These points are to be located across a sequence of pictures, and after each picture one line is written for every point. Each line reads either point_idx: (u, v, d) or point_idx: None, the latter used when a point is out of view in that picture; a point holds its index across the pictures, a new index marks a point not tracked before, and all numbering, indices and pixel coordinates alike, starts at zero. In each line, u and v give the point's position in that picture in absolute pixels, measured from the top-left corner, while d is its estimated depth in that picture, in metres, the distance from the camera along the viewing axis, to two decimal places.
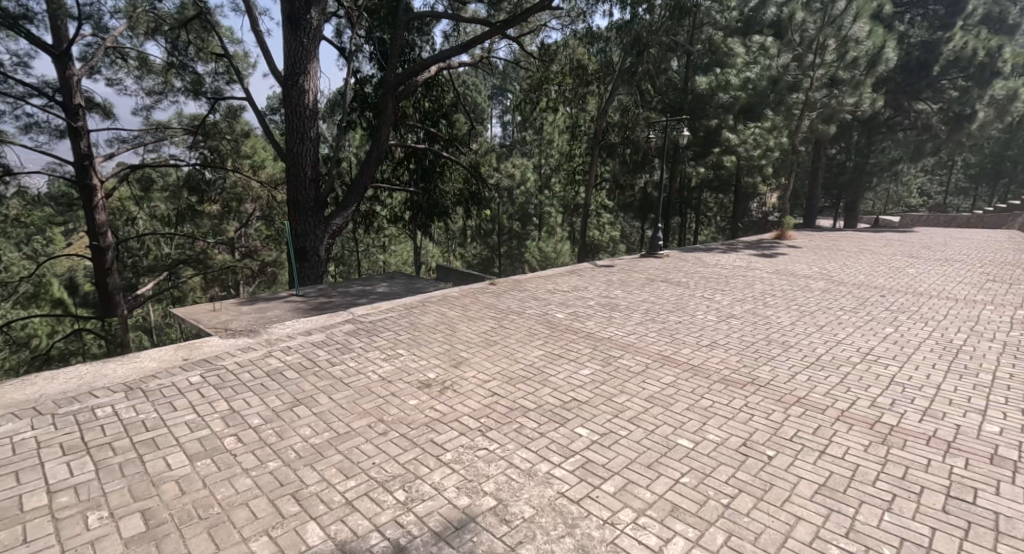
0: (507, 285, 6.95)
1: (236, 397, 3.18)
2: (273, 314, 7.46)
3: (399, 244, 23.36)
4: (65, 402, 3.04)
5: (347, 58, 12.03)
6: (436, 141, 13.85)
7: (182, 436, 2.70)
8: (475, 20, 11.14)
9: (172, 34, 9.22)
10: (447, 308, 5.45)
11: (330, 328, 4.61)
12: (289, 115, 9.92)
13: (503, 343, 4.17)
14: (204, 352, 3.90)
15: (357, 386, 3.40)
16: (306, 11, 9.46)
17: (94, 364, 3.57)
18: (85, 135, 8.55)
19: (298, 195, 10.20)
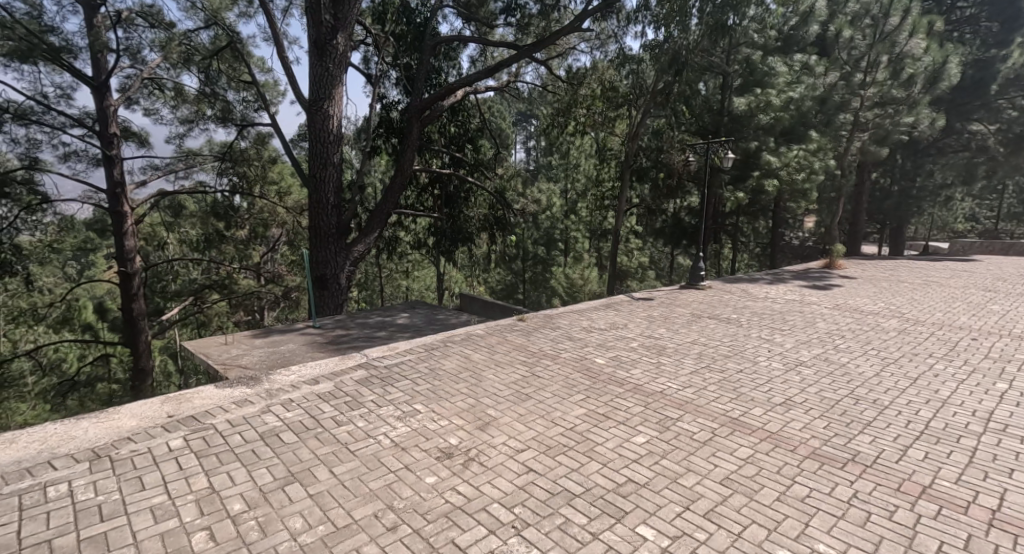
0: (535, 320, 6.37)
1: (220, 470, 2.73)
2: (285, 350, 6.99)
3: (422, 269, 23.03)
4: (15, 477, 2.69)
5: (373, 84, 11.90)
6: (461, 166, 13.68)
7: (139, 531, 2.33)
8: (502, 43, 10.76)
9: (205, 64, 8.94)
10: (471, 351, 4.88)
11: (340, 377, 4.08)
12: (313, 141, 9.65)
13: (536, 399, 3.59)
14: (193, 408, 3.42)
15: (363, 457, 2.86)
16: (332, 37, 9.24)
17: (66, 422, 3.19)
18: (118, 163, 8.39)
19: (320, 220, 9.85)
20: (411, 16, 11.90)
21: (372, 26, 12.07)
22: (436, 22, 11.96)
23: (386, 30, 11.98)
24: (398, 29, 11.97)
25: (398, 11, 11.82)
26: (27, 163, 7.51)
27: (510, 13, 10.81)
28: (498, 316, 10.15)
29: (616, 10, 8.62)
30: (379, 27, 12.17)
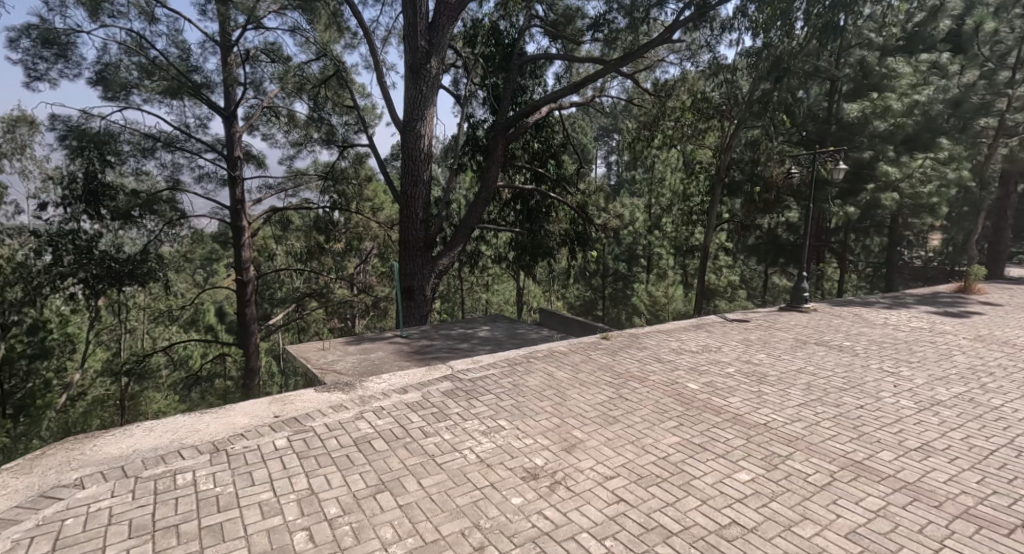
0: (622, 340, 6.20)
1: (317, 472, 2.90)
2: (376, 358, 7.26)
3: (502, 283, 23.29)
4: (151, 463, 3.03)
5: (461, 105, 12.33)
6: (543, 181, 13.79)
7: (249, 525, 2.49)
8: (590, 59, 10.71)
9: (315, 92, 9.78)
10: (556, 368, 4.80)
11: (427, 387, 4.15)
12: (406, 160, 10.07)
13: (625, 424, 3.51)
14: (297, 409, 3.68)
15: (449, 470, 2.92)
16: (426, 61, 9.66)
17: (192, 416, 3.59)
18: (240, 184, 9.30)
19: (408, 235, 10.21)
20: (499, 38, 12.13)
21: (461, 49, 12.56)
22: (524, 42, 12.21)
23: (476, 52, 12.32)
24: (487, 51, 12.16)
25: (488, 33, 12.06)
26: (172, 183, 8.54)
27: (598, 28, 10.71)
28: (576, 332, 10.06)
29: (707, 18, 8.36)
30: (469, 49, 12.61)
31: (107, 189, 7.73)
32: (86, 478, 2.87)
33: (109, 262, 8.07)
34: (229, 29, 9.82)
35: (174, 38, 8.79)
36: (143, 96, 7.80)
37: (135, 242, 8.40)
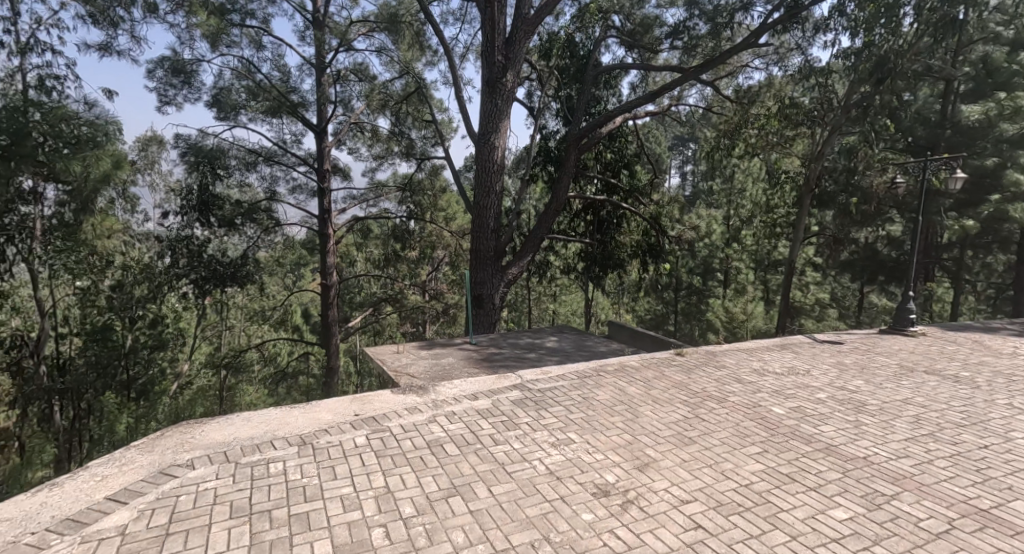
0: (697, 357, 6.09)
1: (394, 471, 3.29)
2: (448, 363, 7.34)
3: (571, 294, 23.16)
4: (250, 450, 3.65)
5: (535, 116, 12.37)
6: (615, 191, 13.54)
7: (332, 516, 2.87)
8: (667, 67, 10.42)
9: (398, 108, 11.18)
10: (627, 383, 4.84)
11: (496, 395, 4.53)
12: (479, 171, 10.22)
13: (702, 445, 3.56)
14: (374, 409, 4.27)
15: (519, 480, 3.16)
16: (502, 75, 9.86)
17: (283, 411, 4.26)
18: (327, 195, 10.90)
19: (479, 244, 10.26)
20: (574, 50, 12.09)
21: (536, 63, 12.71)
22: (599, 53, 12.14)
23: (551, 64, 12.37)
24: (562, 63, 12.21)
25: (563, 45, 12.01)
26: (269, 195, 10.79)
27: (678, 36, 10.50)
28: (648, 346, 9.71)
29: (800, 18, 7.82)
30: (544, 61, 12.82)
31: (215, 200, 9.91)
32: (196, 460, 3.53)
33: (214, 265, 10.30)
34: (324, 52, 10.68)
35: (280, 63, 10.67)
36: (248, 115, 9.91)
37: (237, 247, 10.67)
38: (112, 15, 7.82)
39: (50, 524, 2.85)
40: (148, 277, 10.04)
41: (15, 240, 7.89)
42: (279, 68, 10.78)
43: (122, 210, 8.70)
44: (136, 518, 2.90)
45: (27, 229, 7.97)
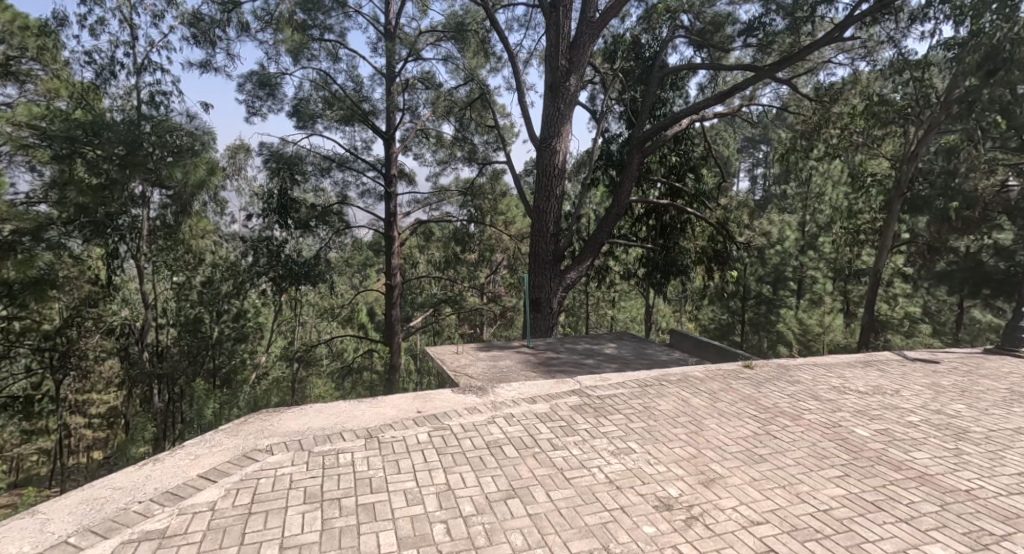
0: (767, 371, 6.20)
1: (455, 470, 3.81)
2: (504, 366, 7.23)
3: (631, 300, 22.81)
4: (322, 440, 4.35)
5: (597, 119, 12.21)
6: (680, 196, 13.19)
7: (395, 509, 3.36)
8: (738, 66, 9.98)
9: (461, 114, 11.86)
10: (693, 396, 5.12)
11: (555, 400, 5.10)
12: (540, 175, 10.23)
13: (772, 464, 3.80)
14: (434, 408, 4.95)
15: (577, 486, 3.57)
16: (566, 79, 9.92)
17: (349, 406, 4.99)
18: (394, 199, 11.29)
19: (538, 248, 10.18)
20: (640, 52, 11.86)
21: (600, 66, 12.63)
22: (666, 54, 11.77)
23: (615, 68, 12.19)
24: (627, 66, 12.01)
25: (628, 48, 11.91)
26: (342, 198, 11.43)
27: (752, 33, 9.92)
28: (711, 359, 9.20)
29: (889, 11, 7.30)
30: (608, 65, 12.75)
31: (293, 204, 10.54)
32: (274, 446, 4.25)
33: (291, 264, 11.02)
34: (393, 62, 11.10)
35: (353, 75, 11.27)
36: (324, 123, 10.71)
37: (311, 247, 11.33)
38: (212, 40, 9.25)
39: (154, 495, 3.55)
40: (233, 274, 12.22)
41: (125, 236, 9.39)
42: (354, 78, 11.32)
43: (212, 212, 10.05)
44: (224, 496, 3.54)
45: (138, 228, 9.75)
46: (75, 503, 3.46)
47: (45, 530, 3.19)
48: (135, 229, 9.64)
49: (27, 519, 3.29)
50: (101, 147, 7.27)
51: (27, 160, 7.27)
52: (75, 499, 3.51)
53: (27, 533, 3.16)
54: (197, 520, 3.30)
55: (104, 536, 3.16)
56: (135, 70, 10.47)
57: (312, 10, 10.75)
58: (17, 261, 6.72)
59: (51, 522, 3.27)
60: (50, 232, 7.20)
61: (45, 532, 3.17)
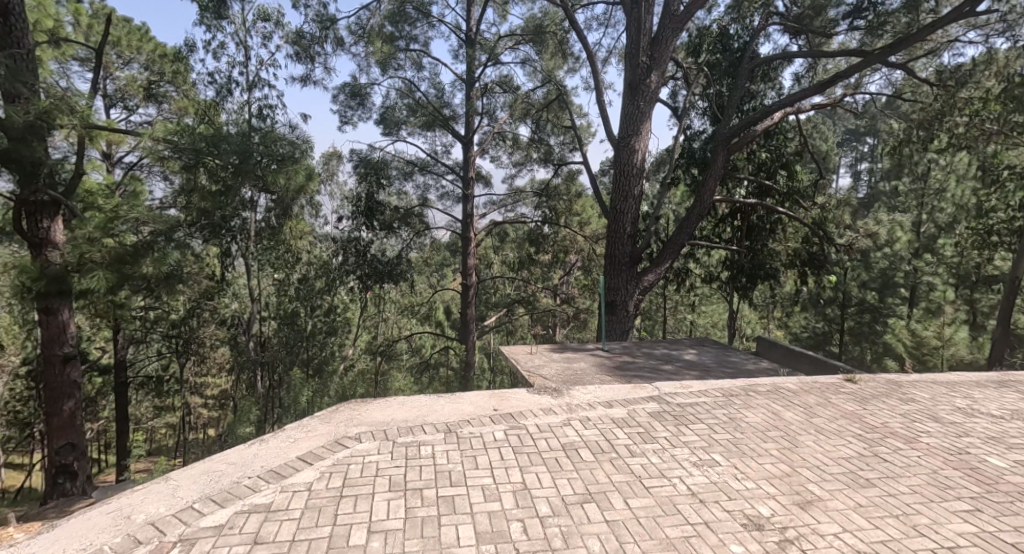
0: (879, 385, 6.24)
1: (532, 469, 4.23)
2: (578, 369, 7.18)
3: (711, 305, 21.98)
4: (404, 430, 5.04)
5: (679, 116, 11.76)
6: (770, 195, 12.32)
7: (473, 504, 3.76)
8: (842, 51, 9.15)
9: (538, 116, 11.79)
10: (784, 408, 5.39)
11: (632, 406, 5.59)
12: (617, 175, 9.92)
13: (882, 490, 3.84)
14: (508, 406, 5.62)
15: (656, 496, 3.81)
16: (646, 75, 9.61)
17: (429, 402, 5.71)
18: (471, 201, 11.28)
19: (615, 249, 9.85)
20: (727, 44, 11.24)
21: (684, 60, 12.08)
22: (757, 44, 11.06)
23: (700, 61, 11.68)
24: (713, 59, 11.45)
25: (715, 39, 11.38)
26: (422, 201, 11.65)
27: (860, 14, 9.11)
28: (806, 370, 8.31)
29: None
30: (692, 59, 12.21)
31: (379, 206, 10.99)
32: (362, 434, 4.99)
33: (375, 263, 11.42)
34: (474, 68, 11.18)
35: (435, 81, 11.41)
36: (409, 130, 10.96)
37: (394, 247, 11.59)
38: (311, 51, 10.52)
39: (261, 472, 4.30)
40: (325, 272, 12.78)
41: (236, 236, 10.11)
42: (436, 86, 11.48)
43: (309, 216, 10.94)
44: (318, 478, 4.18)
45: (247, 230, 10.57)
46: (198, 474, 4.30)
47: (176, 495, 3.98)
48: (245, 230, 10.45)
49: (165, 484, 4.16)
50: (219, 157, 7.49)
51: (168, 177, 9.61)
52: (200, 470, 4.37)
53: (164, 495, 3.99)
54: (296, 499, 3.90)
55: (221, 505, 3.85)
56: (247, 87, 11.20)
57: (399, 21, 10.99)
58: (150, 259, 7.24)
59: (179, 489, 4.07)
60: (178, 232, 7.94)
61: (176, 497, 3.96)
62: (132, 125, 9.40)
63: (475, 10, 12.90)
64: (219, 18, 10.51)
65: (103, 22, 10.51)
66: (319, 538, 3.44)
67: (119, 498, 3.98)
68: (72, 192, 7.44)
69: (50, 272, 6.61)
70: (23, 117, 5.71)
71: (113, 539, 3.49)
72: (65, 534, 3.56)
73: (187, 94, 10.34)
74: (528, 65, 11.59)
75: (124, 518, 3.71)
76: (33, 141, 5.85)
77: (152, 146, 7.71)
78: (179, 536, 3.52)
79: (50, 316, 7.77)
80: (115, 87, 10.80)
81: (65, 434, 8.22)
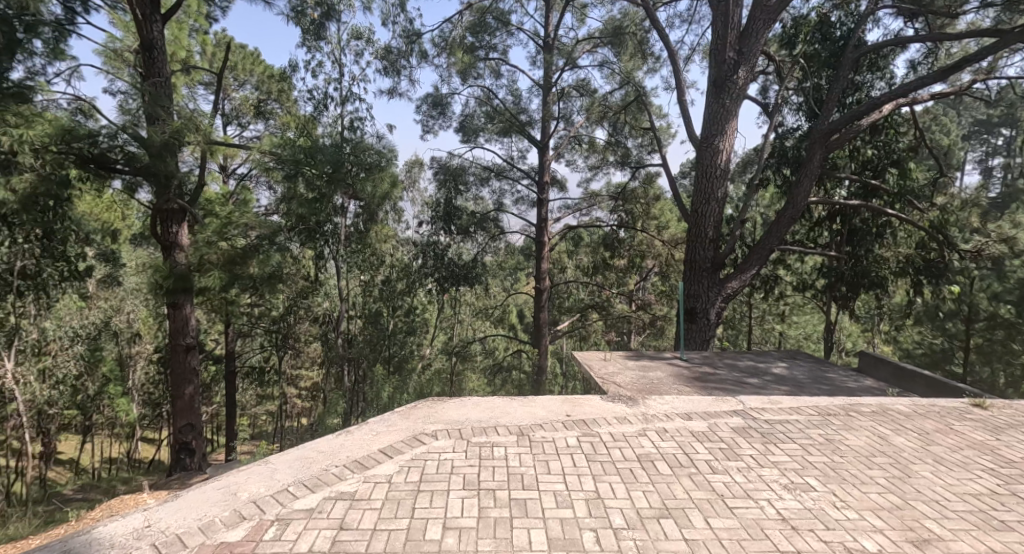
0: (1009, 415, 5.84)
1: (604, 479, 4.33)
2: (656, 377, 7.03)
3: (803, 315, 20.58)
4: (478, 431, 5.20)
5: (770, 114, 10.94)
6: (877, 195, 11.16)
7: (545, 509, 3.92)
8: (969, 33, 8.08)
9: (615, 118, 11.30)
10: (893, 433, 5.35)
11: (714, 420, 5.55)
12: (698, 178, 9.26)
13: (1016, 536, 3.68)
14: (581, 412, 5.70)
15: (741, 518, 3.85)
16: (734, 71, 8.90)
17: (506, 405, 5.85)
18: (545, 206, 10.99)
19: (695, 255, 9.22)
20: (829, 33, 10.19)
21: (777, 54, 11.22)
22: (864, 32, 10.04)
23: (796, 52, 10.66)
24: (810, 50, 10.40)
25: (815, 27, 10.29)
26: (497, 206, 11.42)
27: None
28: (921, 392, 7.26)
29: None
30: (785, 52, 11.30)
31: (457, 211, 11.01)
32: (438, 431, 5.18)
33: (452, 267, 11.50)
34: (551, 73, 10.88)
35: (512, 87, 11.26)
36: (486, 137, 10.88)
37: (470, 251, 11.56)
38: (398, 65, 10.69)
39: (345, 461, 4.58)
40: (406, 275, 13.03)
41: (328, 240, 10.49)
42: (514, 92, 11.30)
43: (393, 221, 11.15)
44: (397, 471, 4.42)
45: (337, 234, 10.93)
46: (293, 459, 4.64)
47: (274, 477, 4.32)
48: (336, 234, 10.87)
49: (264, 466, 4.53)
50: (316, 167, 7.75)
51: (266, 181, 10.09)
52: (293, 455, 4.71)
53: (263, 476, 4.36)
54: (377, 489, 4.16)
55: (312, 490, 4.16)
56: (341, 102, 11.58)
57: (479, 31, 10.86)
58: (257, 259, 7.52)
59: (276, 471, 4.43)
60: (280, 237, 8.10)
61: (274, 479, 4.31)
62: (244, 140, 10.02)
63: (553, 15, 12.62)
64: (318, 38, 10.84)
65: (224, 49, 11.36)
66: (398, 530, 3.69)
67: (226, 476, 4.36)
68: (198, 200, 7.98)
69: (178, 271, 7.05)
70: (160, 137, 6.58)
71: (224, 512, 3.88)
72: (185, 504, 3.98)
73: (291, 110, 10.92)
74: (606, 68, 11.19)
75: (231, 494, 4.09)
76: (167, 157, 6.63)
77: (259, 159, 8.00)
78: (276, 516, 3.87)
79: (177, 309, 8.37)
80: (233, 108, 11.50)
81: (187, 415, 8.63)
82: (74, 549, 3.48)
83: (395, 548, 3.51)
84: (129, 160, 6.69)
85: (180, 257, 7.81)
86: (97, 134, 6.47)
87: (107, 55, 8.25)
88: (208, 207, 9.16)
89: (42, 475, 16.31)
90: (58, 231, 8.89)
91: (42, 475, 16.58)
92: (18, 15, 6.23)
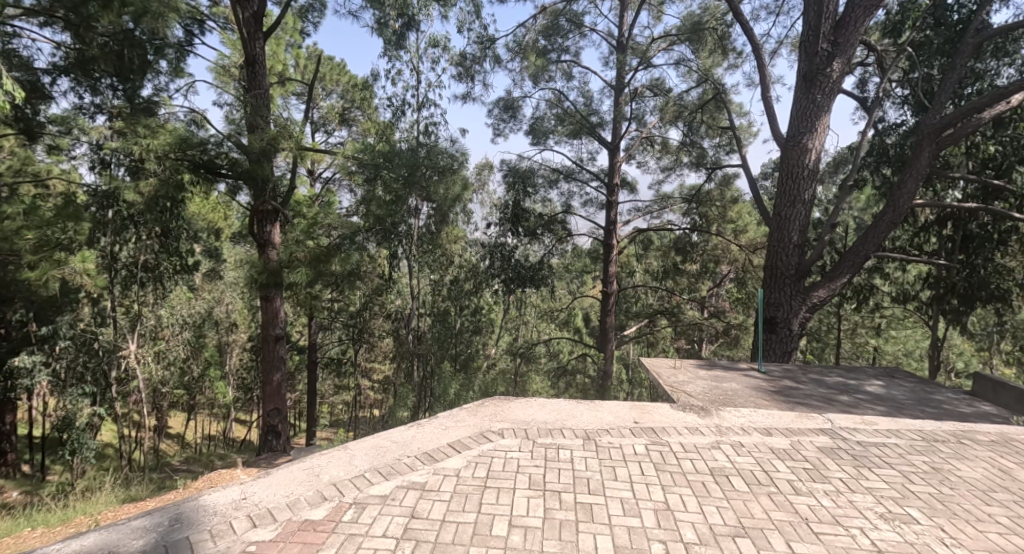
0: None
1: (676, 490, 3.94)
2: (729, 388, 6.48)
3: (902, 329, 18.71)
4: (544, 433, 4.91)
5: (868, 108, 9.95)
6: (998, 197, 9.88)
7: (612, 516, 3.60)
8: None
9: (691, 118, 10.66)
10: (1017, 467, 4.57)
11: (797, 437, 4.98)
12: (784, 178, 8.52)
13: None
14: (651, 420, 5.28)
15: (829, 545, 3.38)
16: (826, 65, 8.10)
17: (573, 408, 5.51)
18: (614, 208, 10.56)
19: (778, 259, 8.49)
20: (943, 17, 9.09)
21: (879, 44, 10.16)
22: (988, 14, 8.87)
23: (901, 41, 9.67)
24: (920, 38, 9.39)
25: (926, 13, 9.24)
26: (566, 207, 11.13)
27: None
28: None
29: None
30: (889, 41, 10.24)
31: (524, 212, 10.79)
32: (504, 430, 4.93)
33: (518, 268, 11.26)
34: (624, 73, 10.42)
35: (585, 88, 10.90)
36: (556, 140, 10.58)
37: (537, 253, 11.31)
38: (472, 70, 10.59)
39: (416, 453, 4.42)
40: (474, 276, 13.17)
41: (402, 241, 10.56)
42: (586, 94, 10.93)
43: (463, 222, 11.11)
44: (466, 466, 4.22)
45: (410, 235, 10.99)
46: (369, 446, 4.53)
47: (353, 462, 4.23)
48: (409, 235, 10.95)
49: (342, 452, 4.43)
50: (392, 170, 7.77)
51: (347, 185, 10.30)
52: (368, 443, 4.60)
53: (342, 461, 4.26)
54: (447, 482, 3.97)
55: (386, 477, 4.03)
56: (416, 107, 11.66)
57: (553, 34, 10.61)
58: (339, 257, 7.60)
59: (355, 457, 4.33)
60: (360, 236, 8.10)
61: (352, 464, 4.21)
62: (327, 145, 10.31)
63: (627, 15, 12.12)
64: (398, 48, 10.92)
65: (315, 61, 11.79)
66: (465, 523, 3.49)
67: (310, 457, 4.29)
68: (287, 203, 8.28)
69: (270, 267, 7.42)
70: (258, 143, 6.66)
71: (307, 492, 3.82)
72: (275, 480, 3.94)
73: (371, 116, 11.17)
74: (683, 66, 10.59)
75: (314, 475, 4.02)
76: (265, 162, 6.70)
77: (340, 163, 8.15)
78: (354, 499, 3.76)
79: (268, 302, 8.65)
80: (319, 115, 11.84)
81: (274, 400, 8.87)
82: (184, 515, 3.52)
83: (463, 541, 3.31)
84: (232, 165, 6.78)
85: (273, 256, 7.98)
86: (206, 142, 6.74)
87: (215, 71, 8.83)
88: (295, 209, 9.47)
89: (154, 446, 17.68)
90: (173, 230, 9.89)
91: (155, 445, 17.98)
92: (150, 38, 6.43)
